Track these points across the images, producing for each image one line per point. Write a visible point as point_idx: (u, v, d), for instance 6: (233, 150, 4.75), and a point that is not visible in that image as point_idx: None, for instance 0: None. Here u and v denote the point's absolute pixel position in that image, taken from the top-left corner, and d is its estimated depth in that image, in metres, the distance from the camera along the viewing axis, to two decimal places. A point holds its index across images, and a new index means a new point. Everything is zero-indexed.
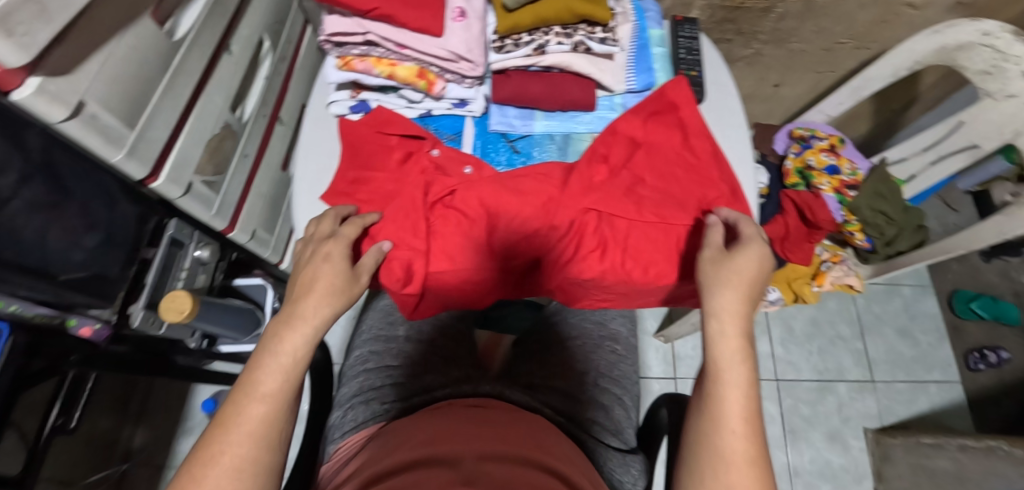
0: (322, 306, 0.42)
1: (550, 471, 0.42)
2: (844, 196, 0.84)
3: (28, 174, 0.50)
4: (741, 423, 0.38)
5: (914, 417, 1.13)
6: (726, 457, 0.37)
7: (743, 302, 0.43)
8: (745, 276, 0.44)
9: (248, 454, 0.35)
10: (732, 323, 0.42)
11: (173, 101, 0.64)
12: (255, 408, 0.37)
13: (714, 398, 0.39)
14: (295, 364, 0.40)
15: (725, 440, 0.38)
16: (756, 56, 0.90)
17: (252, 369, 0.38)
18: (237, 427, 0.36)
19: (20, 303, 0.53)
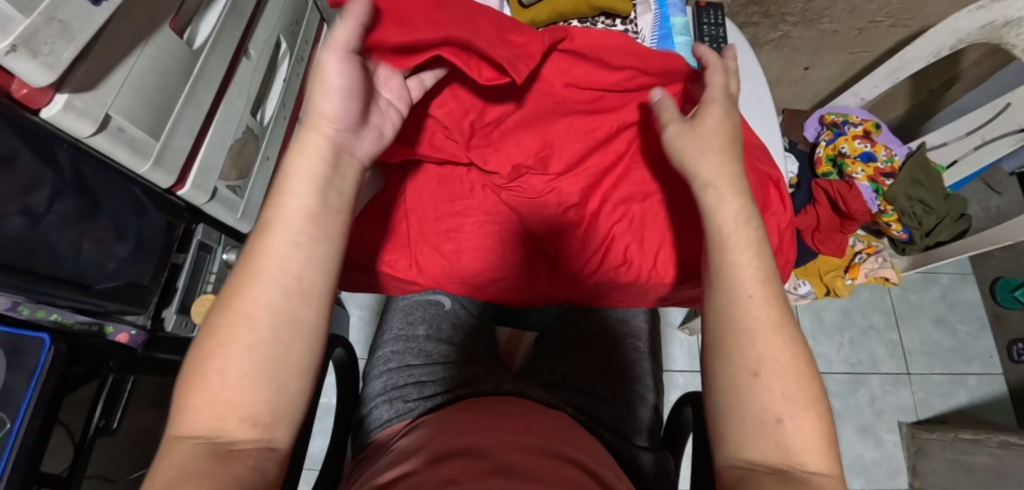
0: (314, 166, 0.36)
1: (583, 467, 0.42)
2: (880, 185, 0.79)
3: (58, 188, 0.52)
4: (764, 319, 0.34)
5: (952, 410, 1.09)
6: (754, 328, 0.34)
7: (742, 207, 0.39)
8: (731, 184, 0.40)
9: (261, 308, 0.31)
10: (722, 180, 0.40)
11: (196, 110, 0.65)
12: (258, 292, 0.31)
13: (726, 292, 0.36)
14: (291, 252, 0.33)
15: (756, 340, 0.33)
16: (785, 39, 0.86)
17: (244, 260, 0.32)
18: (240, 306, 0.31)
19: (62, 311, 0.56)
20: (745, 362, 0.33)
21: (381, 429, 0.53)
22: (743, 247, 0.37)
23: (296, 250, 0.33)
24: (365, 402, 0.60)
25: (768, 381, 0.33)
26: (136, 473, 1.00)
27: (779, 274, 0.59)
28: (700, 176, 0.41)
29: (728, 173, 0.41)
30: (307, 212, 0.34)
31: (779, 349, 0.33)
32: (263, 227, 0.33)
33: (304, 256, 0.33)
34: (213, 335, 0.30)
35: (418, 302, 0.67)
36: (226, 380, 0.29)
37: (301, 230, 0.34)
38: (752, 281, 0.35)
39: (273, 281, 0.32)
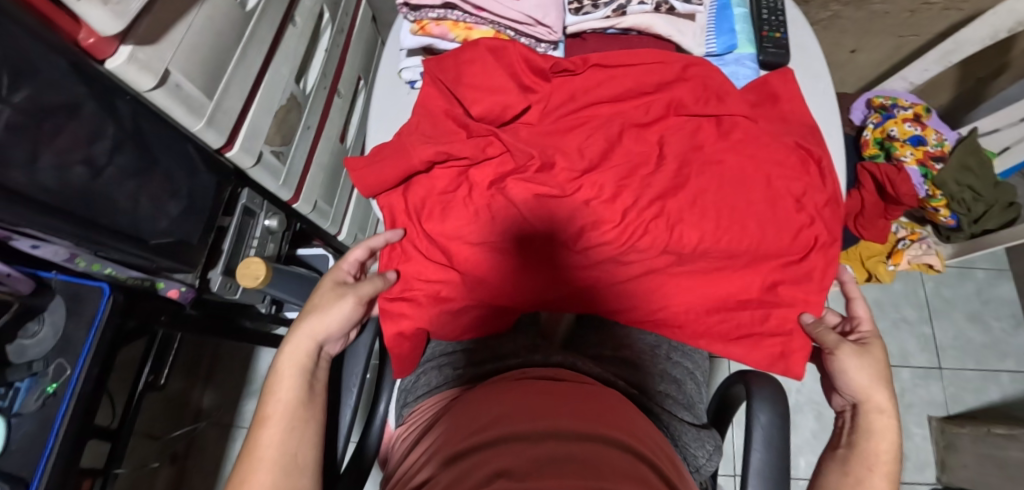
0: (308, 328, 0.48)
1: (640, 456, 0.40)
2: (928, 169, 0.78)
3: (119, 141, 0.52)
4: (885, 460, 0.44)
5: (984, 406, 1.07)
6: None
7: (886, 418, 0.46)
8: (882, 372, 0.47)
9: (269, 436, 0.42)
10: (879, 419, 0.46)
11: (245, 74, 0.65)
12: (269, 431, 0.42)
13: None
14: (292, 384, 0.45)
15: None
16: (834, 19, 0.85)
17: (264, 397, 0.45)
18: (257, 455, 0.41)
19: (116, 266, 0.56)
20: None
21: (427, 397, 0.54)
22: (888, 416, 0.46)
23: (293, 379, 0.46)
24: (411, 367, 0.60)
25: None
26: (179, 430, 1.04)
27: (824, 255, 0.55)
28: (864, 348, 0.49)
29: (880, 351, 0.49)
30: (303, 358, 0.47)
31: None
32: (271, 373, 0.46)
33: (298, 386, 0.46)
34: (242, 474, 0.40)
35: None
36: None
37: (298, 366, 0.47)
38: (884, 456, 0.44)
39: (273, 431, 0.43)
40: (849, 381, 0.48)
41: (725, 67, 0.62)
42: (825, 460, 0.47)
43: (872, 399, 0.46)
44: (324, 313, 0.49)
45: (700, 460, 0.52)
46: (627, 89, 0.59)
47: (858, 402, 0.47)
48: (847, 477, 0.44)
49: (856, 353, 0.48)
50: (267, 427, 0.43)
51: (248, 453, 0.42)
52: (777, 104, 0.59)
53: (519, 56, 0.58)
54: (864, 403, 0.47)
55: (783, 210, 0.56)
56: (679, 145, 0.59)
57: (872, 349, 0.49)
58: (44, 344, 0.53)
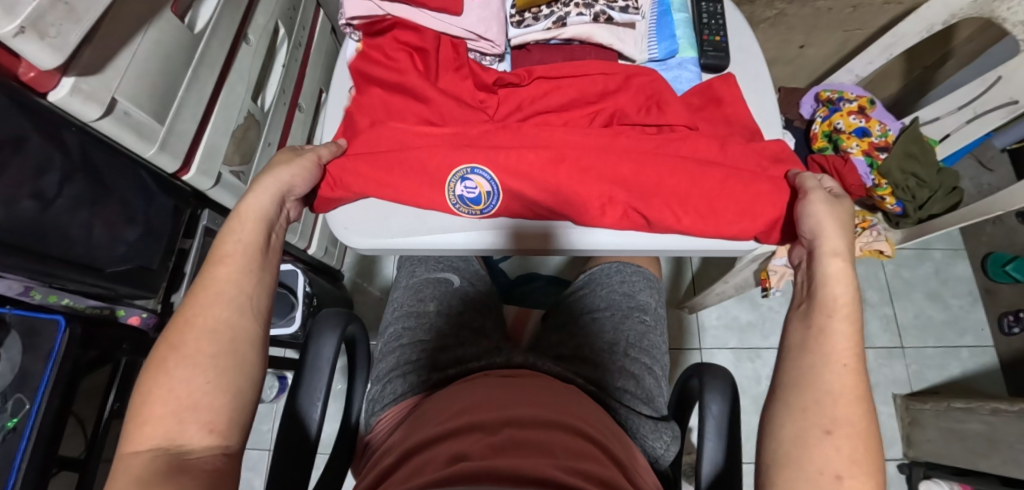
0: (272, 181, 0.47)
1: (590, 438, 0.44)
2: (874, 158, 0.81)
3: (68, 172, 0.52)
4: (846, 323, 0.40)
5: (945, 382, 1.11)
6: (828, 394, 0.37)
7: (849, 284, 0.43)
8: (848, 271, 0.44)
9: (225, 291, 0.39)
10: (842, 291, 0.42)
11: (198, 95, 0.64)
12: (224, 270, 0.40)
13: (815, 371, 0.38)
14: (254, 230, 0.43)
15: (836, 406, 0.36)
16: (781, 17, 0.87)
17: (223, 235, 0.42)
18: (204, 292, 0.38)
19: (73, 296, 0.57)
20: (819, 418, 0.36)
21: (394, 403, 0.55)
22: (850, 318, 0.40)
23: (254, 225, 0.43)
24: (377, 376, 0.62)
25: (845, 437, 0.35)
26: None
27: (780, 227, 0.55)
28: (823, 248, 0.45)
29: (846, 246, 0.45)
30: (267, 210, 0.45)
31: (854, 417, 0.35)
32: (233, 213, 0.44)
33: (258, 232, 0.43)
34: (193, 303, 0.38)
35: (427, 280, 0.70)
36: (193, 353, 0.35)
37: (260, 215, 0.44)
38: (846, 317, 0.40)
39: (225, 274, 0.40)
40: (824, 288, 0.43)
41: (667, 72, 0.63)
42: (781, 375, 0.40)
43: (838, 304, 0.41)
44: (291, 172, 0.48)
45: (658, 451, 0.55)
46: (572, 98, 0.59)
47: (817, 312, 0.41)
48: (804, 411, 0.36)
49: (828, 201, 0.48)
50: (221, 266, 0.40)
51: (198, 287, 0.39)
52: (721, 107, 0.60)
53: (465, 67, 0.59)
54: (820, 318, 0.41)
55: None
56: None
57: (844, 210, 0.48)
58: (3, 377, 0.52)
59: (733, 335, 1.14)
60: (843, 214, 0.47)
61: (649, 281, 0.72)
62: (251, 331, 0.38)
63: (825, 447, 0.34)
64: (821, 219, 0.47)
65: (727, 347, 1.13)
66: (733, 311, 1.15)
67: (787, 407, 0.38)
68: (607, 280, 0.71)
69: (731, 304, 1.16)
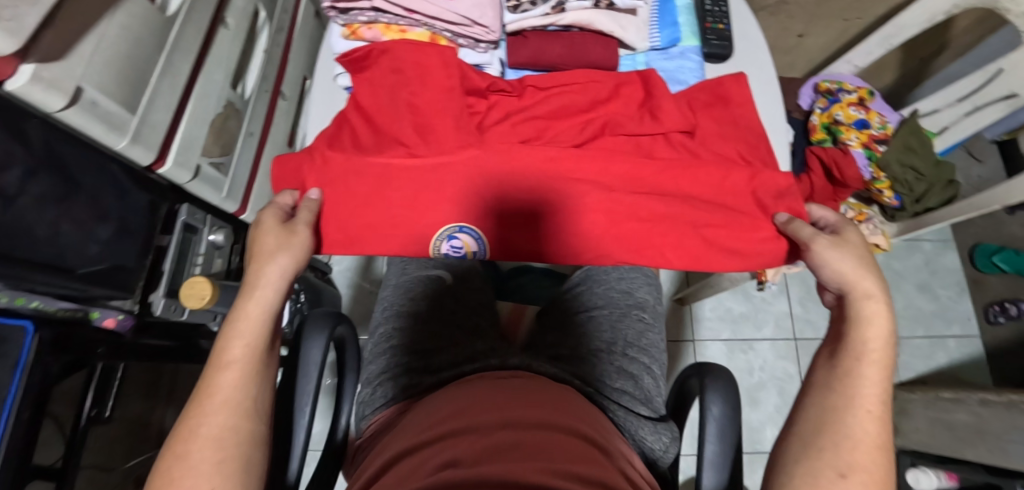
0: (272, 271, 0.44)
1: (593, 443, 0.42)
2: (873, 151, 0.80)
3: (32, 167, 0.48)
4: (873, 367, 0.41)
5: (933, 371, 1.12)
6: (856, 439, 0.38)
7: (886, 328, 0.42)
8: (885, 314, 0.43)
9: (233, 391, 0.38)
10: (876, 333, 0.42)
11: (173, 83, 0.60)
12: (226, 377, 0.39)
13: (839, 414, 0.39)
14: (258, 330, 0.41)
15: (856, 452, 0.37)
16: (780, 4, 0.85)
17: (226, 338, 0.40)
18: (208, 398, 0.38)
19: (43, 299, 0.53)
20: (836, 462, 0.37)
21: (384, 408, 0.53)
22: (878, 362, 0.41)
23: (257, 326, 0.41)
24: (367, 379, 0.59)
25: (859, 481, 0.36)
26: (134, 458, 0.98)
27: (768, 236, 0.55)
28: (855, 291, 0.44)
29: (878, 285, 0.44)
30: (271, 308, 0.43)
31: (871, 464, 0.37)
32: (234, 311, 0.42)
33: (261, 330, 0.42)
34: (197, 411, 0.37)
35: (418, 279, 0.67)
36: (197, 466, 0.35)
37: (264, 310, 0.42)
38: (874, 363, 0.41)
39: (232, 375, 0.39)
40: (855, 330, 0.43)
41: (669, 61, 0.60)
42: (803, 411, 0.42)
43: (870, 349, 0.41)
44: (290, 256, 0.46)
45: (656, 452, 0.53)
46: (575, 92, 0.57)
47: (845, 354, 0.42)
48: (821, 451, 0.38)
49: (836, 243, 0.47)
50: (224, 373, 0.39)
51: (200, 396, 0.38)
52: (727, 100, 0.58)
53: (456, 66, 0.55)
54: (851, 360, 0.41)
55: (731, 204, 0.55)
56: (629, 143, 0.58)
57: (855, 246, 0.47)
58: None
59: (726, 327, 1.14)
60: (856, 252, 0.46)
61: (647, 277, 0.70)
62: (255, 438, 0.38)
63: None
64: (841, 264, 0.46)
65: (720, 338, 1.13)
66: (726, 303, 1.15)
67: (802, 448, 0.39)
68: (605, 276, 0.69)
69: (724, 296, 1.16)
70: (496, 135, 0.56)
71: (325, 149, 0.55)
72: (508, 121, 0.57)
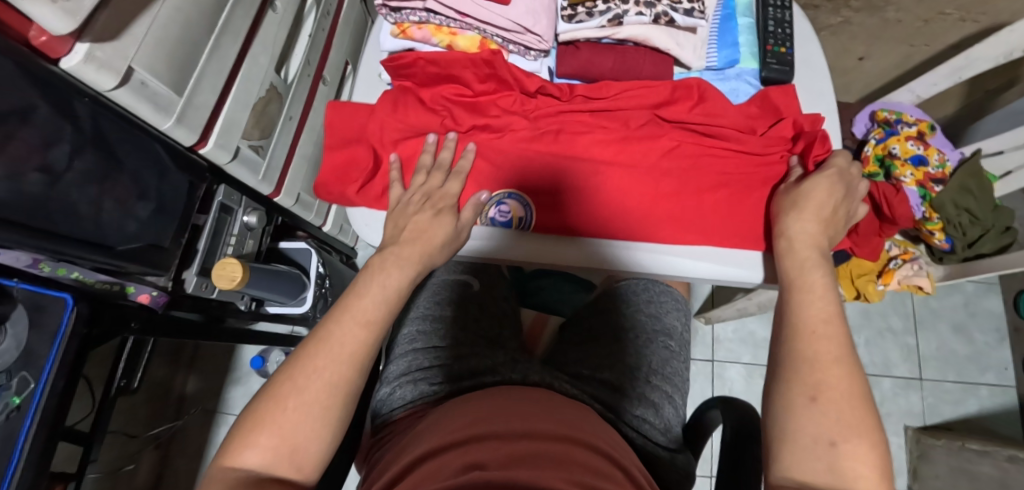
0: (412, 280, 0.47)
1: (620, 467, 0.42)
2: (928, 191, 0.76)
3: (79, 145, 0.49)
4: (825, 295, 0.42)
5: (960, 418, 1.07)
6: (814, 360, 0.38)
7: (822, 258, 0.45)
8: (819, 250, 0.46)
9: (361, 340, 0.41)
10: (812, 266, 0.44)
11: (219, 66, 0.60)
12: (358, 333, 0.41)
13: (799, 344, 0.40)
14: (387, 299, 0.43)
15: (815, 373, 0.37)
16: (844, 25, 0.81)
17: (359, 295, 0.42)
18: (336, 345, 0.40)
19: (83, 270, 0.54)
20: (803, 387, 0.37)
21: (403, 410, 0.54)
22: (825, 293, 0.42)
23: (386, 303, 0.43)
24: (387, 378, 0.60)
25: (829, 401, 0.36)
26: (157, 428, 1.02)
27: None
28: (790, 226, 0.48)
29: (816, 221, 0.47)
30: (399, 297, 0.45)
31: (836, 381, 0.37)
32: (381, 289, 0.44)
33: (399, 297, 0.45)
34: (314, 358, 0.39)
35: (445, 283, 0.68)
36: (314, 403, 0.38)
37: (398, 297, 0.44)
38: (822, 288, 0.42)
39: (356, 331, 0.41)
40: (789, 262, 0.46)
41: (724, 82, 0.58)
42: (774, 356, 0.42)
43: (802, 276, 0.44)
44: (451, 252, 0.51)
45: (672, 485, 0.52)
46: (622, 103, 0.56)
47: (788, 288, 0.44)
48: (790, 380, 0.38)
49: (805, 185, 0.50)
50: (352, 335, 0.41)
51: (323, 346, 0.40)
52: (779, 121, 0.56)
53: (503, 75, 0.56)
54: (794, 305, 0.42)
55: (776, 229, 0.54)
56: (672, 166, 0.56)
57: (820, 186, 0.49)
58: (7, 356, 0.50)
59: (747, 350, 1.11)
60: (817, 190, 0.49)
61: (677, 302, 0.68)
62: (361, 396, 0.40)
63: (811, 412, 0.36)
64: (796, 203, 0.49)
65: (740, 362, 1.10)
66: (750, 326, 1.12)
67: (778, 384, 0.39)
68: (634, 297, 0.67)
69: (749, 319, 1.13)
70: (539, 152, 0.57)
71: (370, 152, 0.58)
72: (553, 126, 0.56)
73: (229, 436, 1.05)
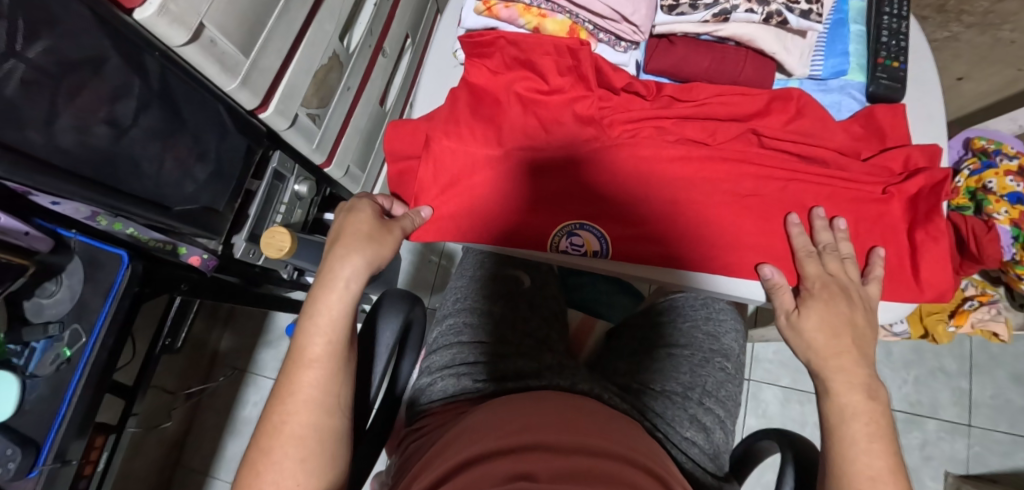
0: (356, 261, 0.44)
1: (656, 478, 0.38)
2: (1022, 231, 0.69)
3: (146, 100, 0.48)
4: (853, 397, 0.38)
5: (1007, 472, 1.01)
6: (849, 473, 0.34)
7: (853, 354, 0.41)
8: (848, 348, 0.41)
9: (311, 379, 0.38)
10: (840, 364, 0.41)
11: (287, 29, 0.58)
12: (307, 375, 0.39)
13: (836, 454, 0.36)
14: (338, 326, 0.41)
15: (857, 458, 0.35)
16: (950, 41, 0.75)
17: (305, 335, 0.40)
18: (290, 394, 0.38)
19: (137, 227, 0.54)
20: None
21: (444, 402, 0.52)
22: (861, 392, 0.39)
23: (339, 323, 0.41)
24: (429, 368, 0.58)
25: None
26: (192, 388, 1.04)
27: (894, 284, 0.49)
28: (804, 320, 0.45)
29: (839, 319, 0.43)
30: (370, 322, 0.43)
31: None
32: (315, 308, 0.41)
33: (346, 330, 0.41)
34: (279, 408, 0.38)
35: (496, 278, 0.66)
36: (287, 453, 0.36)
37: (343, 309, 0.42)
38: (845, 391, 0.39)
39: (310, 372, 0.39)
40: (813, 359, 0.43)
41: (826, 94, 0.55)
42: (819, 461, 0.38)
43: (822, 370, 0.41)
44: (377, 250, 0.45)
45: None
46: (713, 104, 0.53)
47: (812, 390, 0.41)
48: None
49: (823, 278, 0.46)
50: (302, 370, 0.39)
51: (284, 391, 0.39)
52: (886, 145, 0.52)
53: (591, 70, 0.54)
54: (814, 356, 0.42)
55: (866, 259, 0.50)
56: (756, 181, 0.52)
57: (836, 287, 0.45)
58: (61, 307, 0.51)
59: (786, 373, 1.06)
60: (829, 293, 0.45)
61: (735, 324, 0.65)
62: (339, 434, 0.38)
63: None
64: (816, 301, 0.45)
65: (778, 384, 1.06)
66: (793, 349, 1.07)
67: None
68: (691, 312, 0.64)
69: None
70: (618, 154, 0.54)
71: (441, 135, 0.56)
72: (637, 120, 0.54)
73: (258, 396, 1.07)
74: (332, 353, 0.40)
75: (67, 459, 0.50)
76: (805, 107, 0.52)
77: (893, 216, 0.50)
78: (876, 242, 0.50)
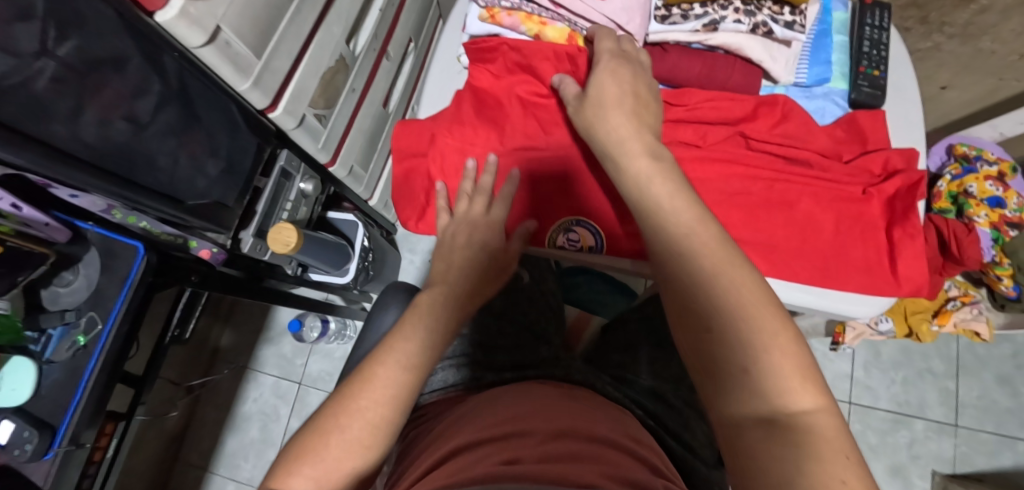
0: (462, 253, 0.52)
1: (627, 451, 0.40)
2: (1002, 234, 0.73)
3: (164, 99, 0.50)
4: (717, 251, 0.37)
5: (992, 471, 1.03)
6: (739, 324, 0.33)
7: (693, 208, 0.40)
8: (685, 197, 0.40)
9: (394, 375, 0.40)
10: (692, 221, 0.39)
11: (297, 32, 0.60)
12: (389, 374, 0.40)
13: (718, 305, 0.34)
14: (423, 334, 0.44)
15: (739, 302, 0.34)
16: (934, 51, 0.78)
17: (393, 337, 0.43)
18: (372, 385, 0.40)
19: (150, 221, 0.56)
20: (740, 357, 0.32)
21: (444, 391, 0.54)
22: (714, 242, 0.37)
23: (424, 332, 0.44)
24: None
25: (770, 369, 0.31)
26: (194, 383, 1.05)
27: (874, 279, 0.51)
28: (630, 166, 0.44)
29: (652, 168, 0.43)
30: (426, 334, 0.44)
31: (774, 347, 0.32)
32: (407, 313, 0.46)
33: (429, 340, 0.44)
34: (353, 394, 0.39)
35: None
36: (353, 440, 0.37)
37: (430, 320, 0.45)
38: (706, 241, 0.37)
39: (391, 368, 0.41)
40: (655, 212, 0.41)
41: (810, 100, 0.57)
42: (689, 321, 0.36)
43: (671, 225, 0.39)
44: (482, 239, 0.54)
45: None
46: (704, 108, 0.56)
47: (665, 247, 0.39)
48: (726, 349, 0.33)
49: (588, 106, 0.49)
50: (383, 364, 0.41)
51: (361, 383, 0.40)
52: (867, 149, 0.54)
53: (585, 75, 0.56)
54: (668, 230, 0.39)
55: (846, 256, 0.52)
56: (745, 182, 0.54)
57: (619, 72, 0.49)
58: (77, 296, 0.53)
59: None
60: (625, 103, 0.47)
61: None
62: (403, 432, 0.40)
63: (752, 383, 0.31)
64: (602, 97, 0.48)
65: None
66: None
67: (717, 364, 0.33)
68: None
69: None
70: None
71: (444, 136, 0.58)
72: None
73: (259, 392, 1.09)
74: (414, 357, 0.42)
75: (81, 444, 0.51)
76: (792, 112, 0.55)
77: (873, 215, 0.52)
78: (857, 241, 0.52)
